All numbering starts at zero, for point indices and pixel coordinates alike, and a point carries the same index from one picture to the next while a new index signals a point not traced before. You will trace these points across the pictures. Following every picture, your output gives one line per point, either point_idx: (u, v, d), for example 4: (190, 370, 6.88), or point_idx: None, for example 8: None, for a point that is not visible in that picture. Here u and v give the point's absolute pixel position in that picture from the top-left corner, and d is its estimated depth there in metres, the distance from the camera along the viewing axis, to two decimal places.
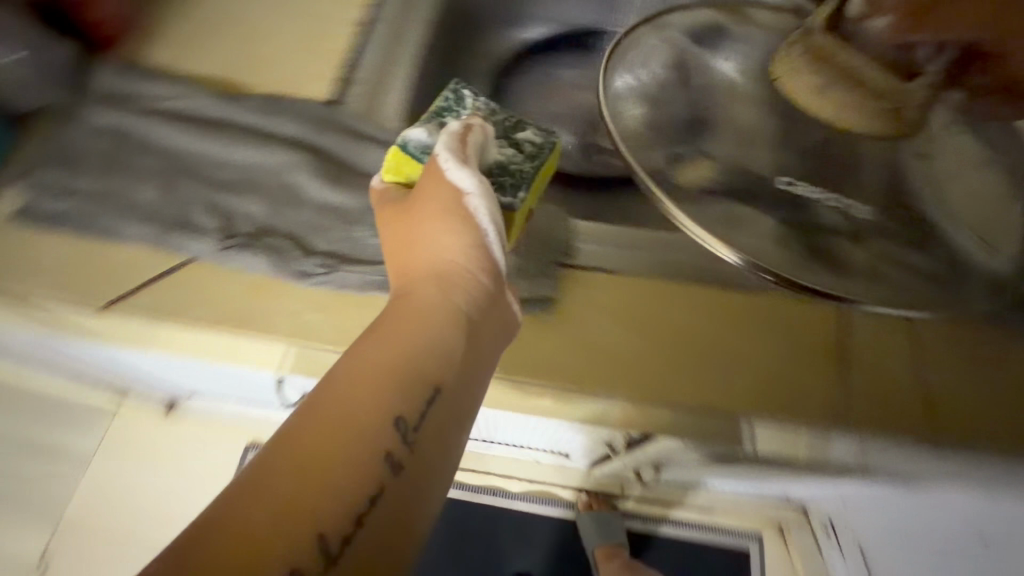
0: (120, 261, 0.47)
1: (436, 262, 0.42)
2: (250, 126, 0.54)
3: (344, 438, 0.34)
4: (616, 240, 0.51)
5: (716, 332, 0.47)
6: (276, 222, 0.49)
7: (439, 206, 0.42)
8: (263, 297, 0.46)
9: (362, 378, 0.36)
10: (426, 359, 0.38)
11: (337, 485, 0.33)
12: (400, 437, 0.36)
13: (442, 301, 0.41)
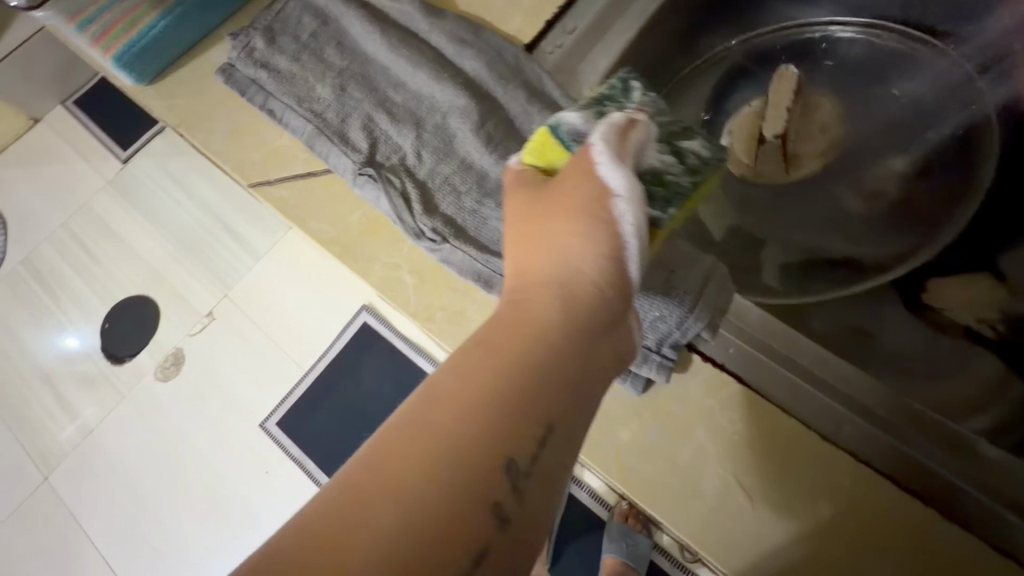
0: (280, 147, 0.50)
1: (569, 274, 0.32)
2: (437, 50, 0.50)
3: (432, 474, 0.26)
4: (779, 346, 0.39)
5: (842, 523, 0.35)
6: (416, 166, 0.46)
7: (579, 203, 0.32)
8: (374, 236, 0.46)
9: (453, 400, 0.28)
10: (543, 386, 0.29)
11: (434, 542, 0.25)
12: (506, 481, 0.27)
13: (578, 325, 0.31)
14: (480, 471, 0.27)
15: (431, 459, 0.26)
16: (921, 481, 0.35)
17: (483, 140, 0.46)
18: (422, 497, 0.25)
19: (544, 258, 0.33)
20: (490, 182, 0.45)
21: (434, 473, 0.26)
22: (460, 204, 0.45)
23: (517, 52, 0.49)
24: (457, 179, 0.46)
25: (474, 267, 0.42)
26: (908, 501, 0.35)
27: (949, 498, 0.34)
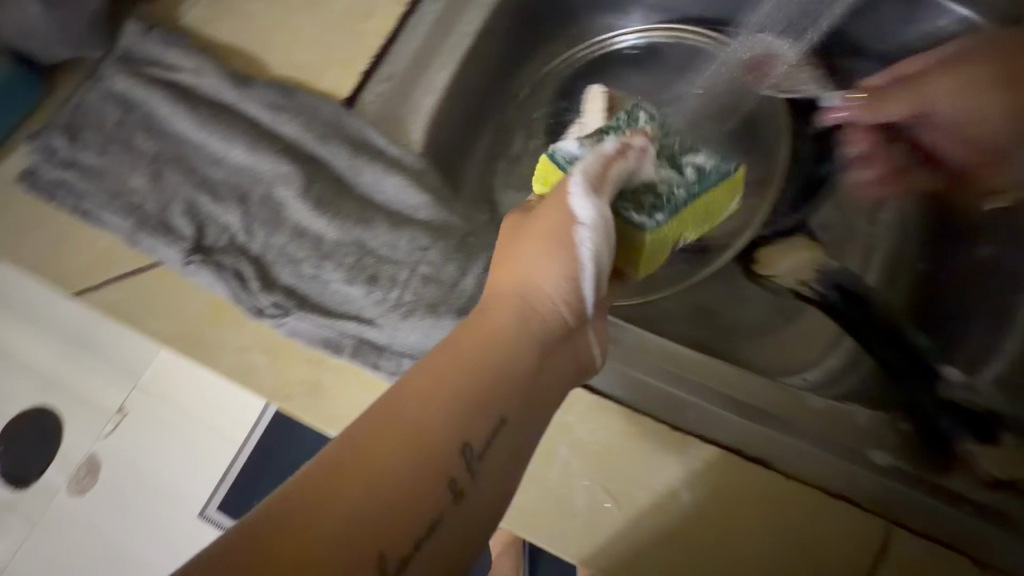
0: (102, 248, 0.47)
1: (524, 286, 0.34)
2: (253, 119, 0.49)
3: (393, 472, 0.28)
4: (626, 350, 0.39)
5: (703, 507, 0.37)
6: (248, 241, 0.45)
7: (550, 223, 0.34)
8: (215, 323, 0.44)
9: (420, 410, 0.30)
10: (498, 396, 0.31)
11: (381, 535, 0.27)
12: (454, 484, 0.30)
13: (529, 334, 0.33)
14: (431, 474, 0.29)
15: (394, 460, 0.29)
16: (764, 446, 0.38)
17: (313, 204, 0.46)
18: (379, 495, 0.28)
19: (511, 274, 0.35)
20: (327, 244, 0.45)
21: (394, 473, 0.28)
22: (301, 272, 0.44)
23: (336, 108, 0.49)
24: (294, 247, 0.45)
25: (323, 334, 0.42)
26: (754, 468, 0.38)
27: (785, 454, 0.38)
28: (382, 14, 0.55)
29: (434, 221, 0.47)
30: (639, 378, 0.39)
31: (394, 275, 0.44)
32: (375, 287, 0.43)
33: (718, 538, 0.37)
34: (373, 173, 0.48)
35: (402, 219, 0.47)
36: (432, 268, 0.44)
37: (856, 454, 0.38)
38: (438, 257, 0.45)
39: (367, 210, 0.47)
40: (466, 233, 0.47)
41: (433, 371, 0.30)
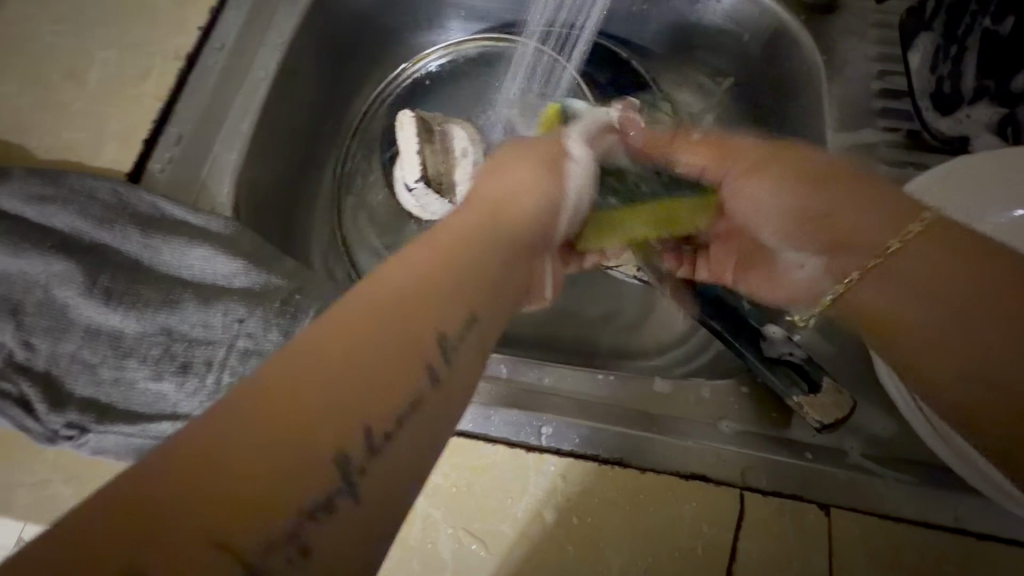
0: None
1: (500, 192, 0.34)
2: (15, 216, 0.43)
3: (374, 340, 0.24)
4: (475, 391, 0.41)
5: (568, 521, 0.36)
6: (29, 358, 0.39)
7: (550, 145, 0.39)
8: (7, 461, 0.38)
9: (408, 274, 0.27)
10: (481, 272, 0.30)
11: (360, 411, 0.23)
12: (432, 372, 0.26)
13: (507, 225, 0.33)
14: (414, 351, 0.25)
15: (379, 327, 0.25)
16: (616, 445, 0.38)
17: (102, 299, 0.41)
18: (354, 367, 0.24)
19: (489, 185, 0.35)
20: (126, 339, 0.40)
21: (381, 352, 0.25)
22: (100, 378, 0.39)
23: (114, 186, 0.44)
24: (88, 352, 0.40)
25: (133, 443, 0.37)
26: (609, 470, 0.37)
27: (638, 451, 0.38)
28: (159, 72, 0.50)
29: (253, 286, 0.43)
30: (497, 404, 0.40)
31: (209, 358, 0.40)
32: (188, 377, 0.39)
33: (585, 553, 0.36)
34: (173, 248, 0.43)
35: (215, 292, 0.43)
36: (252, 340, 0.41)
37: (701, 427, 0.40)
38: (259, 326, 0.41)
39: (171, 291, 0.42)
40: (290, 291, 0.43)
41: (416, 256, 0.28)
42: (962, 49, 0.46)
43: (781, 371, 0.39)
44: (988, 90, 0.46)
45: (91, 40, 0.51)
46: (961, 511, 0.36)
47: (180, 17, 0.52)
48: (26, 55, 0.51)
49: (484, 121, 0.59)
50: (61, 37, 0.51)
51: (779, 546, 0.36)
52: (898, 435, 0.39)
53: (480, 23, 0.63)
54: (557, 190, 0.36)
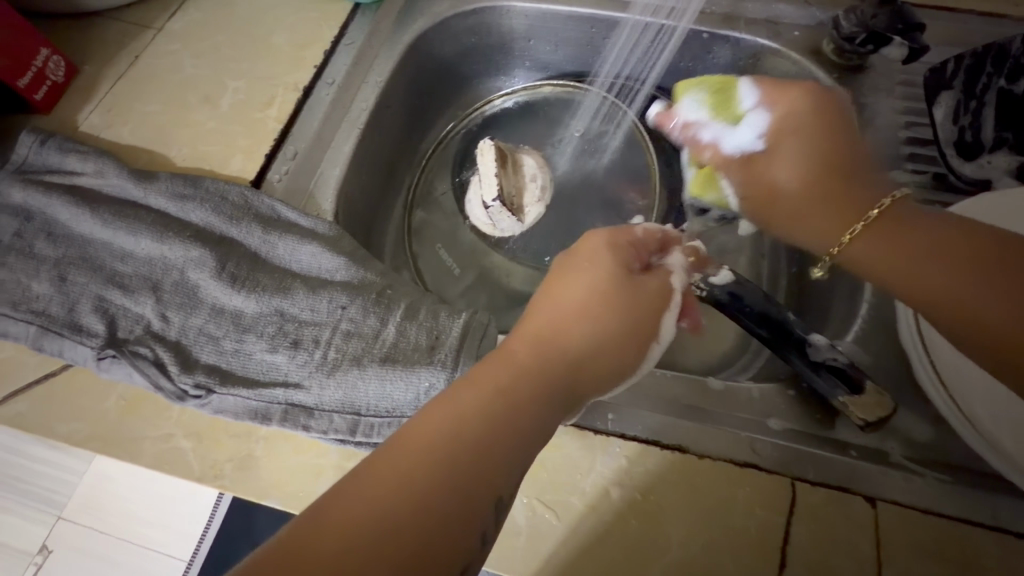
0: (30, 359, 0.48)
1: (573, 353, 0.35)
2: (161, 212, 0.51)
3: (430, 491, 0.29)
4: None
5: (632, 497, 0.40)
6: (164, 329, 0.46)
7: (659, 295, 0.38)
8: (139, 415, 0.45)
9: (463, 419, 0.31)
10: (531, 422, 0.32)
11: (427, 549, 0.27)
12: (482, 534, 0.29)
13: (572, 374, 0.35)
14: (468, 504, 0.29)
15: (433, 469, 0.29)
16: (675, 433, 0.42)
17: (228, 283, 0.47)
18: (414, 514, 0.28)
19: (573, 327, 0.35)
20: (245, 317, 0.46)
21: (433, 498, 0.29)
22: (221, 349, 0.45)
23: (242, 191, 0.52)
24: (213, 326, 0.46)
25: (250, 406, 0.43)
26: (669, 454, 0.41)
27: (695, 438, 0.42)
28: (281, 100, 0.59)
29: (351, 280, 0.48)
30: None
31: (316, 337, 0.45)
32: (298, 351, 0.45)
33: (647, 527, 0.39)
34: (286, 244, 0.50)
35: (319, 283, 0.48)
36: (353, 323, 0.46)
37: (753, 423, 0.43)
38: (359, 312, 0.46)
39: (285, 280, 0.48)
40: (383, 286, 0.48)
41: (473, 401, 0.32)
42: (981, 104, 0.52)
43: (825, 373, 0.43)
44: (1006, 141, 0.52)
45: (225, 72, 0.61)
46: (1002, 512, 0.39)
47: (299, 56, 0.62)
48: (170, 81, 0.61)
49: (550, 152, 0.66)
50: (200, 68, 0.61)
51: (828, 530, 0.39)
52: (940, 440, 0.43)
53: (540, 73, 0.72)
54: (637, 358, 0.37)
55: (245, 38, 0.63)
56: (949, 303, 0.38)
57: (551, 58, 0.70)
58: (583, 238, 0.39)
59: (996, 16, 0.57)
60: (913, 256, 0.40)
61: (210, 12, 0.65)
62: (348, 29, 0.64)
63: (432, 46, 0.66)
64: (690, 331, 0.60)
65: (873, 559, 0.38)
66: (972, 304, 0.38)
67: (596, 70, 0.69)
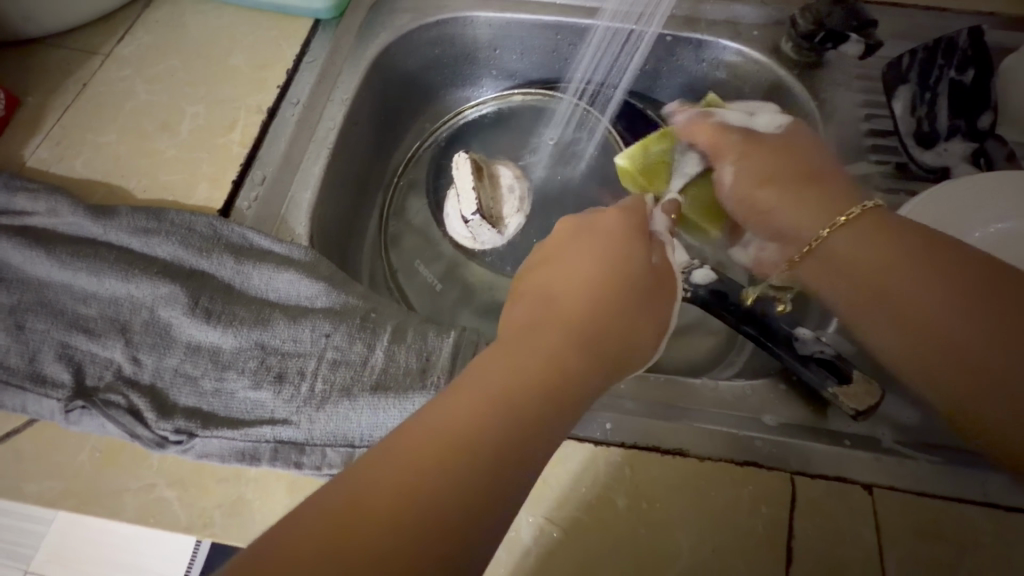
0: None
1: (613, 275, 0.36)
2: (123, 248, 0.48)
3: (481, 426, 0.28)
4: None
5: (638, 507, 0.40)
6: (136, 372, 0.44)
7: (657, 217, 0.43)
8: (116, 468, 0.42)
9: (522, 355, 0.32)
10: (580, 353, 0.33)
11: (487, 474, 0.27)
12: (530, 478, 0.29)
13: (614, 309, 0.35)
14: (525, 435, 0.29)
15: (499, 393, 0.30)
16: (675, 438, 0.42)
17: (202, 318, 0.45)
18: (475, 444, 0.28)
19: (599, 278, 0.36)
20: (224, 353, 0.44)
21: (495, 425, 0.29)
22: (201, 389, 0.43)
23: (210, 221, 0.49)
24: (190, 365, 0.44)
25: (236, 447, 0.41)
26: (671, 459, 0.41)
27: (695, 441, 0.42)
28: (244, 123, 0.57)
29: (333, 307, 0.47)
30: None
31: (301, 368, 0.44)
32: (283, 386, 0.43)
33: (656, 536, 0.39)
34: (262, 272, 0.48)
35: (300, 312, 0.46)
36: (339, 351, 0.44)
37: (748, 421, 0.44)
38: (344, 339, 0.45)
39: (262, 311, 0.46)
40: (367, 310, 0.47)
41: (528, 340, 0.33)
42: (935, 95, 0.54)
43: (813, 366, 0.44)
44: (959, 129, 0.54)
45: (183, 96, 0.58)
46: (990, 487, 0.40)
47: (260, 77, 0.59)
48: (123, 110, 0.58)
49: (524, 160, 0.66)
50: (154, 94, 0.59)
51: (830, 523, 0.39)
52: (927, 422, 0.44)
53: (507, 81, 0.71)
54: (657, 289, 0.38)
55: (201, 60, 0.61)
56: (915, 316, 0.41)
57: (517, 66, 0.70)
58: (634, 200, 0.44)
59: (939, 9, 0.60)
60: (892, 266, 0.42)
61: (161, 34, 0.62)
62: (310, 46, 0.62)
63: (398, 58, 0.65)
64: (675, 332, 0.60)
65: (875, 546, 0.39)
66: (938, 325, 0.40)
67: (567, 76, 0.69)
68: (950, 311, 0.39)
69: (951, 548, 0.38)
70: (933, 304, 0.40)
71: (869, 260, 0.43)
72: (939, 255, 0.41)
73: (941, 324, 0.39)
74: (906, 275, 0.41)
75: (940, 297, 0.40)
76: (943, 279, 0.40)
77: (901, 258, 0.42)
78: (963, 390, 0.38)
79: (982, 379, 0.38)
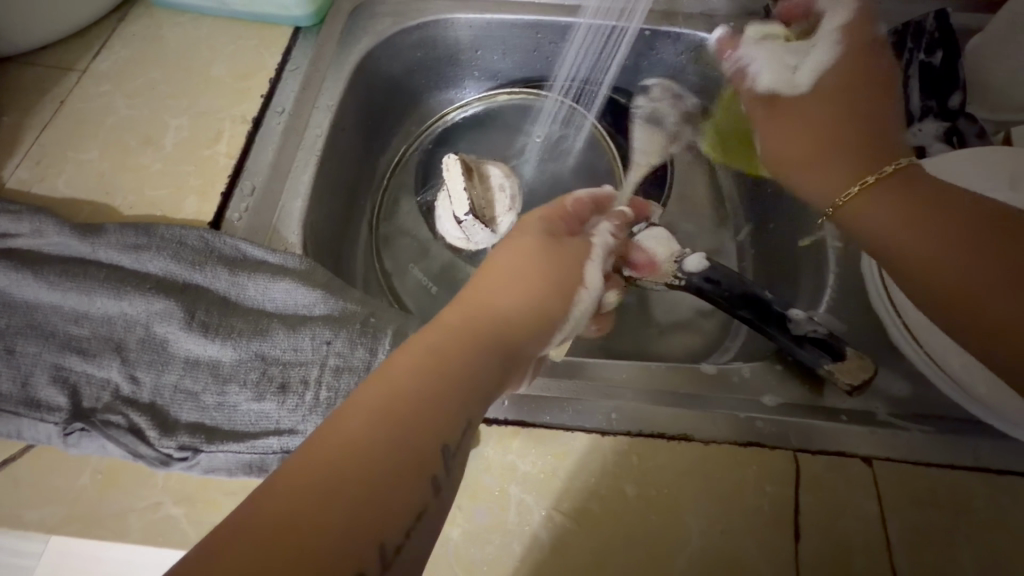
0: None
1: (505, 301, 0.39)
2: (113, 266, 0.47)
3: (386, 437, 0.30)
4: (558, 387, 0.45)
5: (647, 494, 0.41)
6: (134, 391, 0.43)
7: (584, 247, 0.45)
8: (119, 489, 0.41)
9: (424, 361, 0.34)
10: (474, 365, 0.35)
11: (393, 482, 0.29)
12: (434, 481, 0.31)
13: (502, 325, 0.38)
14: (424, 444, 0.31)
15: (400, 405, 0.32)
16: (679, 424, 0.43)
17: (199, 333, 0.45)
18: (381, 460, 0.30)
19: (504, 291, 0.40)
20: (224, 366, 0.44)
21: (394, 437, 0.31)
22: (203, 404, 0.43)
23: (201, 233, 0.49)
24: (190, 381, 0.43)
25: (242, 460, 0.40)
26: (677, 445, 0.42)
27: (699, 426, 0.43)
28: (230, 134, 0.56)
29: (331, 313, 0.47)
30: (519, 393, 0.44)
31: (304, 377, 0.43)
32: (287, 396, 0.43)
33: (667, 521, 0.40)
34: (258, 283, 0.47)
35: (298, 320, 0.46)
36: (341, 358, 0.44)
37: (749, 403, 0.45)
38: (345, 345, 0.45)
39: (260, 322, 0.46)
40: (366, 315, 0.47)
41: (427, 352, 0.35)
42: (907, 77, 0.56)
43: (808, 345, 0.45)
44: (932, 109, 0.55)
45: (165, 110, 0.58)
46: (983, 452, 0.42)
47: (243, 87, 0.59)
48: (104, 126, 0.57)
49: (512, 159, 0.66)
50: (135, 109, 0.58)
51: (834, 497, 0.40)
52: (919, 393, 0.45)
53: (490, 82, 0.72)
54: (558, 305, 0.41)
55: (182, 73, 0.60)
56: (947, 278, 0.39)
57: (500, 66, 0.70)
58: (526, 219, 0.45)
59: None
60: (905, 224, 0.42)
61: (138, 48, 0.61)
62: (291, 54, 0.62)
63: (380, 63, 0.65)
64: (670, 321, 0.61)
65: (876, 515, 0.40)
66: (964, 281, 0.38)
67: (549, 74, 0.69)
68: (971, 263, 0.39)
69: (950, 513, 0.40)
70: (941, 254, 0.40)
71: (883, 223, 0.44)
72: (957, 213, 0.41)
73: (968, 273, 0.39)
74: (917, 226, 0.42)
75: (953, 250, 0.40)
76: (958, 231, 0.40)
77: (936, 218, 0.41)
78: (1003, 340, 0.37)
79: (1014, 338, 0.36)
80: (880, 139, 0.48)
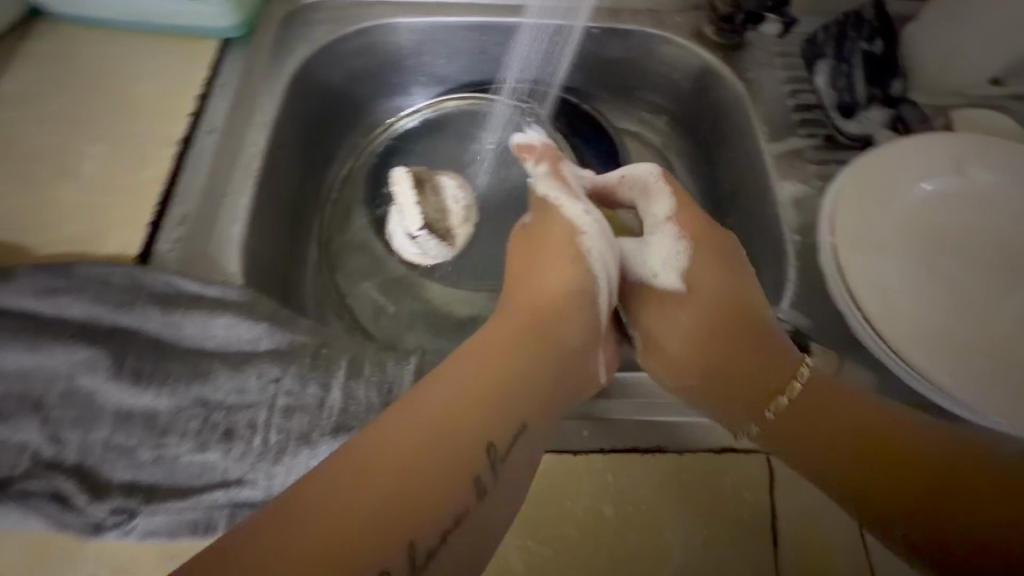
0: None
1: (545, 289, 0.44)
2: (25, 314, 0.42)
3: (435, 444, 0.34)
4: None
5: (625, 513, 0.39)
6: (58, 453, 0.39)
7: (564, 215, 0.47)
8: (45, 563, 0.37)
9: (476, 372, 0.38)
10: (521, 374, 0.39)
11: (438, 486, 0.33)
12: (477, 486, 0.34)
13: (546, 328, 0.42)
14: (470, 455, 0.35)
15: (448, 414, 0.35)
16: (652, 436, 0.42)
17: (130, 381, 0.40)
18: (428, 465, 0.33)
19: (549, 274, 0.44)
20: (160, 416, 0.40)
21: (444, 444, 0.34)
22: (139, 460, 0.39)
23: (128, 270, 0.44)
24: (122, 436, 0.39)
25: (186, 519, 0.37)
26: (651, 458, 0.41)
27: (671, 436, 0.42)
28: (155, 159, 0.52)
29: (279, 348, 0.43)
30: None
31: (251, 421, 0.40)
32: (233, 443, 0.39)
33: (646, 539, 0.38)
34: (196, 320, 0.43)
35: (243, 358, 0.43)
36: (291, 396, 0.41)
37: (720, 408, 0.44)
38: (296, 382, 0.42)
39: (200, 363, 0.42)
40: (317, 346, 0.44)
41: (477, 363, 0.38)
42: (850, 66, 0.56)
43: None
44: (876, 97, 0.56)
45: (80, 135, 0.53)
46: None
47: (167, 107, 0.54)
48: (9, 156, 0.51)
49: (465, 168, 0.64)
50: (44, 136, 0.52)
51: (810, 497, 0.40)
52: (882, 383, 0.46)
53: (438, 87, 0.69)
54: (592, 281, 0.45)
55: (97, 93, 0.55)
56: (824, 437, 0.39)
57: (446, 71, 0.67)
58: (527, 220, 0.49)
59: None
60: (825, 405, 0.41)
61: (45, 69, 0.56)
62: (220, 69, 0.57)
63: (318, 73, 0.62)
64: None
65: None
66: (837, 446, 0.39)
67: (498, 77, 0.67)
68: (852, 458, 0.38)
69: None
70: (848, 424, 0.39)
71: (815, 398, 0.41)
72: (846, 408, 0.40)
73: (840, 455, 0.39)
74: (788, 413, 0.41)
75: (849, 438, 0.39)
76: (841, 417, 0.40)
77: (810, 413, 0.41)
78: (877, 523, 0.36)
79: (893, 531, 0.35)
80: (754, 356, 0.44)
